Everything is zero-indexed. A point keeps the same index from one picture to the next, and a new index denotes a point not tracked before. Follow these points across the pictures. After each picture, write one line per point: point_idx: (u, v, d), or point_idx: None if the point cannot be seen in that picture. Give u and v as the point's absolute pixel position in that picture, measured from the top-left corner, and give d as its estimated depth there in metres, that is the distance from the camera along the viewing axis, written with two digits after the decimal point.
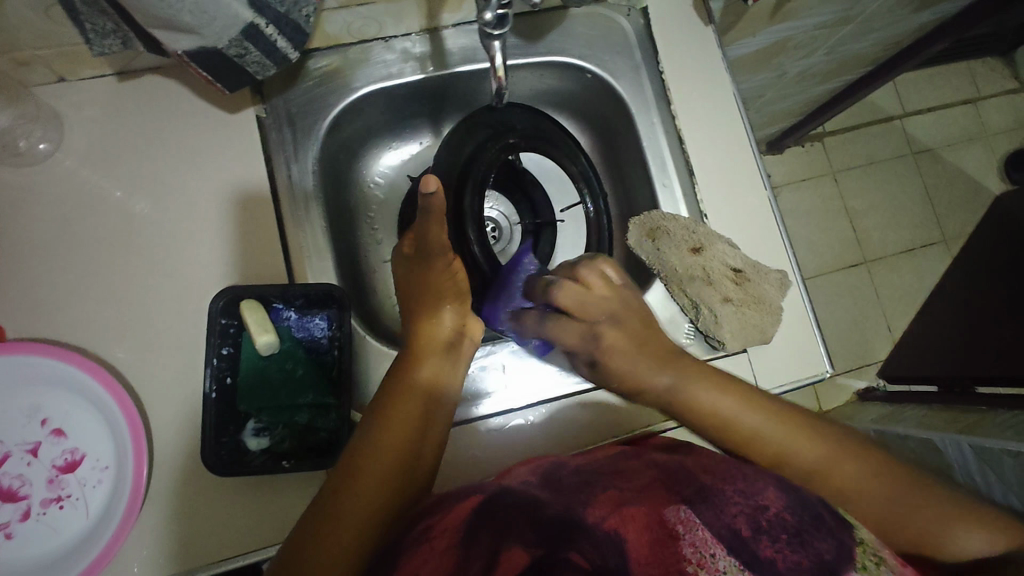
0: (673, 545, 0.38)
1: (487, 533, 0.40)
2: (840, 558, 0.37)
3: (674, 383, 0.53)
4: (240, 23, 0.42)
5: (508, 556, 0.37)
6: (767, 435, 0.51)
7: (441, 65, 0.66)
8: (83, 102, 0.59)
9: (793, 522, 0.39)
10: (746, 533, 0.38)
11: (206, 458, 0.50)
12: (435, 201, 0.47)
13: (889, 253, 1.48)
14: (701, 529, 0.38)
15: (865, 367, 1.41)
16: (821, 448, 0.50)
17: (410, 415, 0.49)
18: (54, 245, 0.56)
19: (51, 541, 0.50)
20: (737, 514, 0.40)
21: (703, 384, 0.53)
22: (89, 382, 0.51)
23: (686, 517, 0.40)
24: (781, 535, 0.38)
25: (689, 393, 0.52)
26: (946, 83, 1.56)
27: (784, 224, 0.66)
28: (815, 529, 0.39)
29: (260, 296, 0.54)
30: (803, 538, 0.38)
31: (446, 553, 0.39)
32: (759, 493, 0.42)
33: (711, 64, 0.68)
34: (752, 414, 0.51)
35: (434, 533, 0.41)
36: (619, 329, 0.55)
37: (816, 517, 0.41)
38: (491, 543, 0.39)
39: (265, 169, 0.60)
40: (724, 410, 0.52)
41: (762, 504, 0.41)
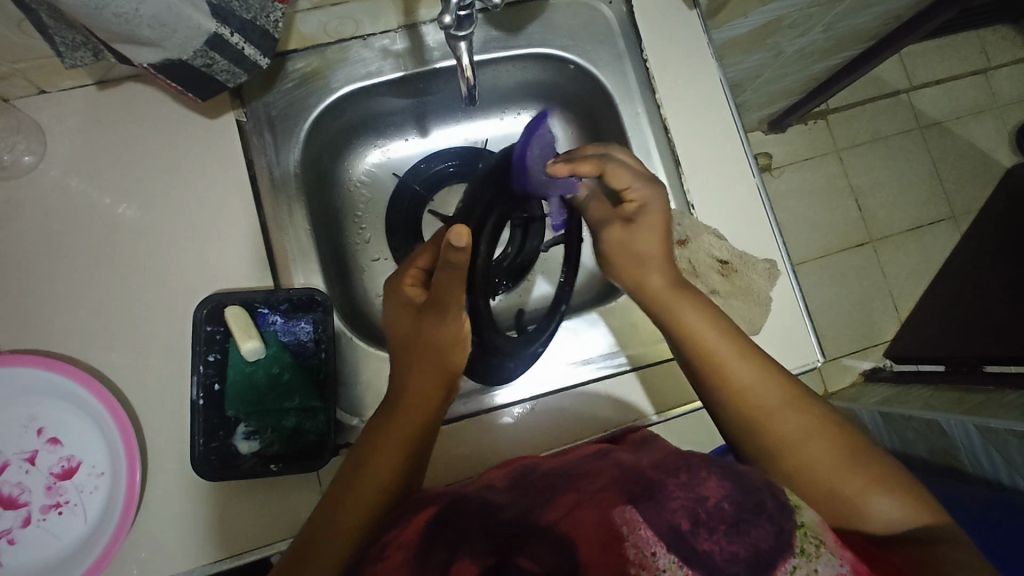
0: (619, 547, 0.38)
1: (439, 536, 0.42)
2: (775, 545, 0.37)
3: (659, 296, 0.55)
4: (203, 33, 0.42)
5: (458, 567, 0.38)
6: (728, 362, 0.52)
7: (419, 62, 0.65)
8: (64, 113, 0.59)
9: (731, 512, 0.39)
10: (685, 526, 0.38)
11: (196, 466, 0.51)
12: (462, 254, 0.46)
13: (894, 232, 1.45)
14: (644, 528, 0.38)
15: (871, 348, 1.39)
16: (774, 392, 0.51)
17: (417, 409, 0.52)
18: (41, 256, 0.57)
19: (51, 546, 0.52)
20: (678, 509, 0.39)
21: (688, 305, 0.54)
22: (80, 391, 0.53)
23: (632, 517, 0.39)
24: (718, 525, 0.38)
25: (675, 311, 0.54)
26: (953, 53, 1.51)
27: (773, 213, 0.65)
28: (752, 513, 0.39)
29: (244, 301, 0.54)
30: (739, 528, 0.38)
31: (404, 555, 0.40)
32: (699, 484, 0.41)
33: (696, 49, 0.67)
34: (727, 346, 0.52)
35: (388, 547, 0.42)
36: (651, 212, 0.56)
37: (756, 501, 0.40)
38: (445, 555, 0.40)
39: (247, 174, 0.60)
40: (696, 332, 0.53)
41: (700, 496, 0.40)
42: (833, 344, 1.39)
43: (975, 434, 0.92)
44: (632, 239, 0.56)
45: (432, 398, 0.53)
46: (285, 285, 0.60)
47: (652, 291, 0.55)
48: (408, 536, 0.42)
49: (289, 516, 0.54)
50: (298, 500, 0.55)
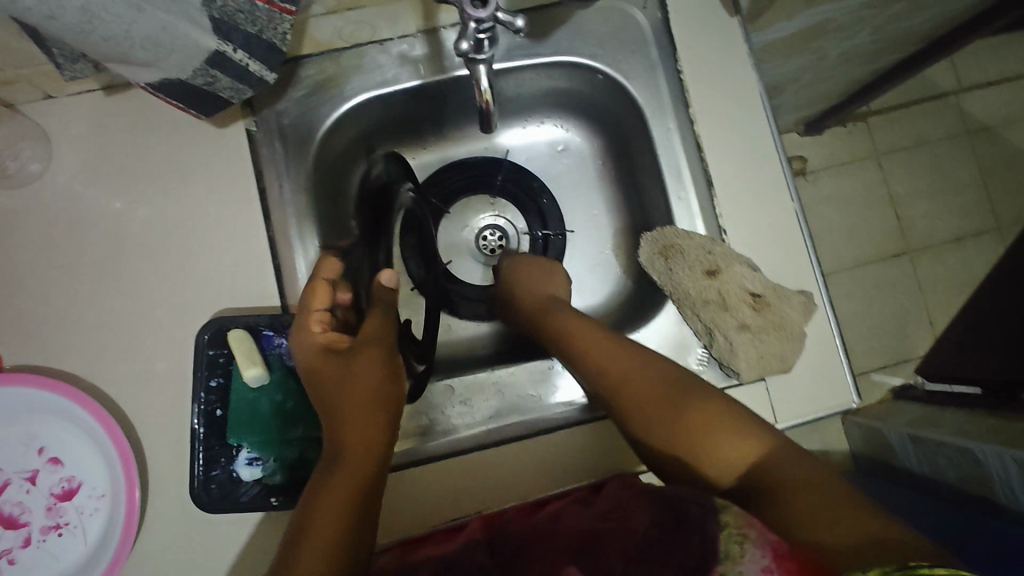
0: None
1: None
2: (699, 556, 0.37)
3: (577, 337, 0.56)
4: (202, 52, 0.39)
5: None
6: (634, 391, 0.51)
7: (438, 69, 0.61)
8: (71, 119, 0.57)
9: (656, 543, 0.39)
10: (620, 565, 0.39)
11: (195, 497, 0.49)
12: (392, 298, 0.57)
13: (934, 243, 1.38)
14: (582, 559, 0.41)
15: (902, 365, 1.33)
16: (662, 405, 0.49)
17: (361, 422, 0.48)
18: (46, 268, 0.56)
19: (51, 567, 0.51)
20: (611, 554, 0.40)
21: (601, 342, 0.55)
22: (81, 411, 0.51)
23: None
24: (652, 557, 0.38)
25: (589, 345, 0.55)
26: (1009, 53, 1.41)
27: (812, 240, 0.60)
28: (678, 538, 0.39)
29: (248, 325, 0.52)
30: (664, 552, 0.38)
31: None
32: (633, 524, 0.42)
33: (736, 60, 0.62)
34: (633, 369, 0.52)
35: None
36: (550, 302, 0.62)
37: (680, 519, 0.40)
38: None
39: (256, 186, 0.58)
40: (621, 380, 0.52)
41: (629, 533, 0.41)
42: (863, 359, 1.33)
43: (1012, 466, 0.85)
44: (539, 313, 0.60)
45: (379, 414, 0.49)
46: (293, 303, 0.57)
47: (577, 331, 0.57)
48: None
49: None
50: None
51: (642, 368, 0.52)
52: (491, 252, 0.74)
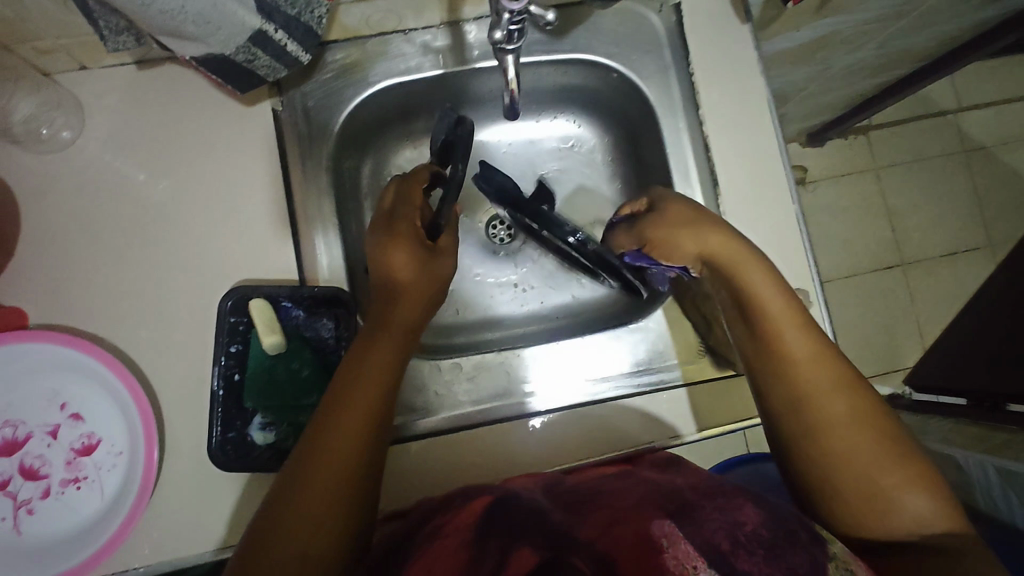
0: (658, 557, 0.38)
1: (496, 533, 0.41)
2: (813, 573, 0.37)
3: (768, 307, 0.50)
4: (246, 30, 0.41)
5: (518, 556, 0.38)
6: (814, 392, 0.47)
7: (460, 60, 0.64)
8: (104, 90, 0.59)
9: (768, 537, 0.39)
10: (725, 547, 0.38)
11: (213, 454, 0.52)
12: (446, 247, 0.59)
13: (927, 257, 1.41)
14: (683, 542, 0.38)
15: (890, 374, 1.37)
16: (825, 360, 0.48)
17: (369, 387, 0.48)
18: (74, 232, 0.58)
19: (68, 519, 0.53)
20: (717, 530, 0.40)
21: (793, 328, 0.49)
22: (104, 369, 0.53)
23: (670, 531, 0.40)
24: (758, 550, 0.38)
25: (776, 326, 0.50)
26: (1008, 76, 1.45)
27: (810, 242, 0.63)
28: (786, 542, 0.39)
29: (269, 295, 0.55)
30: (775, 554, 0.38)
31: (455, 551, 0.40)
32: (737, 511, 0.42)
33: (745, 65, 0.64)
34: (816, 366, 0.48)
35: (444, 528, 0.44)
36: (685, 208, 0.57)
37: (790, 531, 0.40)
38: (503, 544, 0.40)
39: (280, 163, 0.60)
40: (770, 305, 0.50)
41: (738, 520, 0.41)
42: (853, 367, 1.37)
43: (992, 472, 0.91)
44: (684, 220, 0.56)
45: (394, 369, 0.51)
46: (311, 280, 0.60)
47: (757, 294, 0.51)
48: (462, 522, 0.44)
49: None
50: None
51: (827, 366, 0.48)
52: (500, 241, 0.76)
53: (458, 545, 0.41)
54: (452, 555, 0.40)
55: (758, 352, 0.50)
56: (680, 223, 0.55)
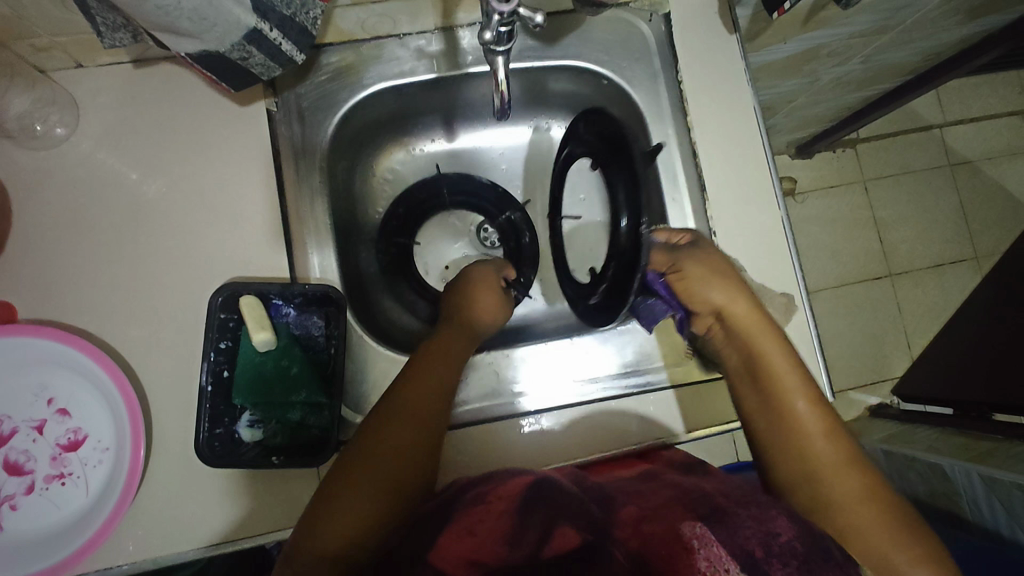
0: (689, 558, 0.38)
1: (541, 512, 0.42)
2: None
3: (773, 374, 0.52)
4: (241, 28, 0.42)
5: (561, 533, 0.40)
6: (823, 459, 0.49)
7: (454, 65, 0.65)
8: (100, 88, 0.60)
9: (803, 550, 0.39)
10: (759, 554, 0.38)
11: (200, 451, 0.51)
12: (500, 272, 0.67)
13: (914, 268, 1.43)
14: (715, 545, 0.38)
15: (878, 383, 1.38)
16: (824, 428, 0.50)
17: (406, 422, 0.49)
18: (65, 228, 0.58)
19: (52, 515, 0.52)
20: (750, 537, 0.39)
21: (803, 399, 0.51)
22: (92, 365, 0.53)
23: (701, 533, 0.39)
24: (791, 561, 0.38)
25: (786, 397, 0.51)
26: (992, 92, 1.48)
27: (796, 248, 0.64)
28: (822, 557, 0.39)
29: (259, 292, 0.55)
30: (811, 568, 0.37)
31: (498, 524, 0.42)
32: (772, 520, 0.41)
33: (733, 74, 0.66)
34: (822, 437, 0.50)
35: (488, 495, 0.46)
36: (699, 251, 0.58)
37: (825, 549, 0.40)
38: (546, 519, 0.42)
39: (274, 162, 0.60)
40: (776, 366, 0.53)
41: (773, 530, 0.40)
42: (842, 376, 1.38)
43: (978, 481, 0.92)
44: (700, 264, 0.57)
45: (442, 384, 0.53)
46: (301, 279, 0.60)
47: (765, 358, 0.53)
48: (507, 491, 0.46)
49: (286, 507, 0.54)
50: (297, 494, 0.55)
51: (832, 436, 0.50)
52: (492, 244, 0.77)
53: (503, 513, 0.43)
54: (497, 528, 0.42)
55: (763, 414, 0.52)
56: (709, 275, 0.57)
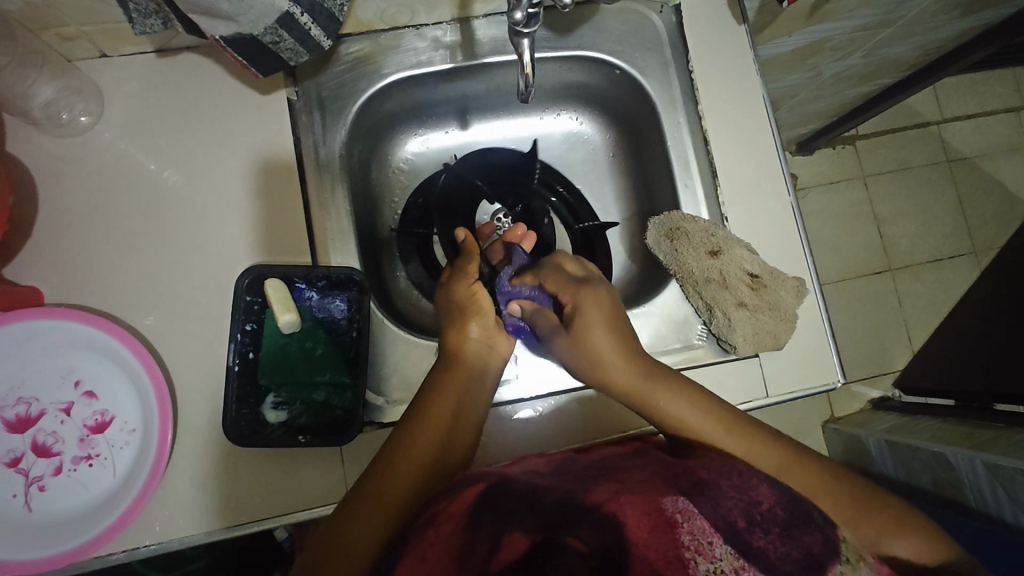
0: (672, 533, 0.37)
1: (488, 518, 0.41)
2: (826, 551, 0.38)
3: (694, 425, 0.53)
4: (275, 12, 0.43)
5: (510, 540, 0.38)
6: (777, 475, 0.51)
7: (470, 55, 0.66)
8: (124, 77, 0.61)
9: (784, 517, 0.40)
10: (741, 523, 0.38)
11: (227, 429, 0.52)
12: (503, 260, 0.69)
13: (914, 262, 1.44)
14: (699, 518, 0.38)
15: (881, 377, 1.38)
16: (758, 453, 0.52)
17: (432, 438, 0.53)
18: (89, 215, 0.59)
19: (79, 496, 0.53)
20: (733, 508, 0.40)
21: (726, 433, 0.53)
22: (119, 348, 0.54)
23: (685, 507, 0.39)
24: (773, 528, 0.39)
25: (712, 440, 0.52)
26: (989, 89, 1.51)
27: (805, 232, 0.65)
28: (802, 523, 0.40)
29: (284, 275, 0.56)
30: (792, 533, 0.39)
31: (447, 539, 0.40)
32: (752, 490, 0.42)
33: (743, 63, 0.67)
34: (766, 458, 0.52)
35: (438, 517, 0.43)
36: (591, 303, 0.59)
37: (805, 511, 0.41)
38: (495, 529, 0.40)
39: (294, 150, 0.61)
40: (685, 415, 0.54)
41: (754, 499, 0.41)
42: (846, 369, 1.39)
43: (982, 468, 0.93)
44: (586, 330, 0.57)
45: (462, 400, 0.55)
46: (323, 263, 0.61)
47: (678, 416, 0.54)
48: (456, 509, 0.43)
49: (310, 487, 0.55)
50: (320, 474, 0.55)
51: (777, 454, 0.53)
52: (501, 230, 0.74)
53: (452, 531, 0.41)
54: (446, 541, 0.40)
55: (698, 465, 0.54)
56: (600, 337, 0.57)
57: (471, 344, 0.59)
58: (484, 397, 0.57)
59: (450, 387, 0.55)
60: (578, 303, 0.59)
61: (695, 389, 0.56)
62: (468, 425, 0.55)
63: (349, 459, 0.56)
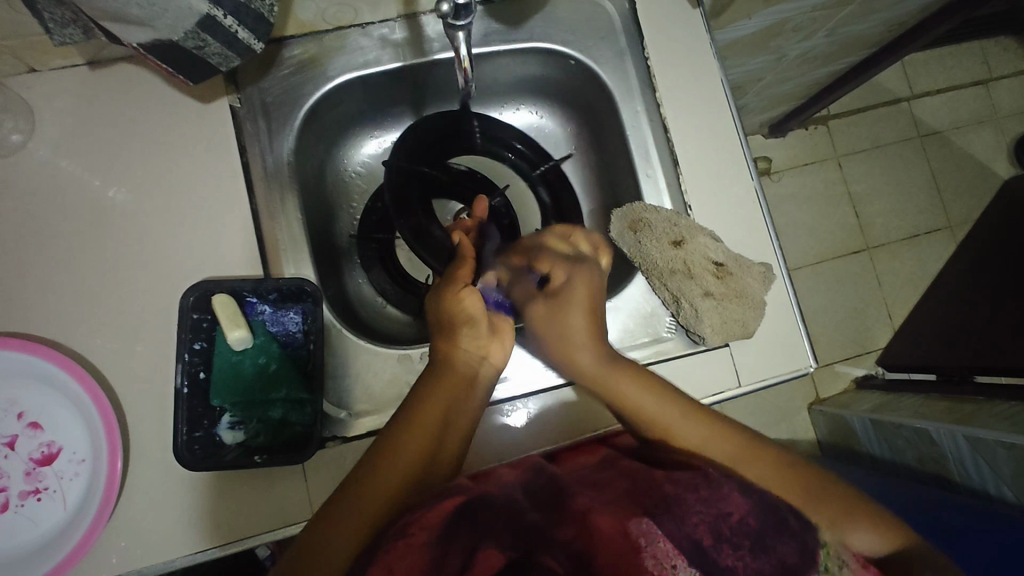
0: (637, 558, 0.36)
1: (466, 529, 0.39)
2: (801, 561, 0.37)
3: (644, 408, 0.53)
4: (194, 14, 0.42)
5: (485, 555, 0.36)
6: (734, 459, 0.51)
7: (419, 53, 0.64)
8: (55, 92, 0.58)
9: (757, 528, 0.39)
10: (707, 542, 0.37)
11: (179, 455, 0.50)
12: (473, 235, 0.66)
13: (891, 240, 1.44)
14: (662, 540, 0.37)
15: (864, 355, 1.38)
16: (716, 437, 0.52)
17: (413, 450, 0.49)
18: (25, 238, 0.56)
19: (29, 533, 0.51)
20: (699, 523, 0.39)
21: (680, 418, 0.53)
22: (62, 375, 0.52)
23: (649, 529, 0.38)
24: (743, 543, 0.37)
25: (667, 424, 0.52)
26: (955, 63, 1.51)
27: (770, 216, 0.64)
28: (774, 531, 0.39)
29: (232, 290, 0.54)
30: (763, 546, 0.37)
31: (420, 551, 0.38)
32: (722, 500, 0.41)
33: (699, 47, 0.66)
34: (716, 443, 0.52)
35: (411, 526, 0.41)
36: (578, 281, 0.58)
37: (782, 520, 0.40)
38: (470, 540, 0.38)
39: (239, 158, 0.59)
40: (640, 400, 0.54)
41: (722, 511, 0.40)
42: (828, 350, 1.38)
43: (964, 443, 0.92)
44: (566, 307, 0.57)
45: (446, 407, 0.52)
46: (276, 275, 0.59)
47: (629, 398, 0.54)
48: (432, 518, 0.41)
49: (272, 509, 0.53)
50: (282, 492, 0.53)
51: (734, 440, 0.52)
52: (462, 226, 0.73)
53: (425, 543, 0.39)
54: (419, 553, 0.38)
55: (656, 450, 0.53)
56: (578, 306, 0.57)
57: (461, 355, 0.56)
58: (472, 416, 0.54)
59: (435, 400, 0.52)
60: (569, 279, 0.58)
61: (650, 375, 0.56)
62: (455, 437, 0.52)
63: (313, 477, 0.54)
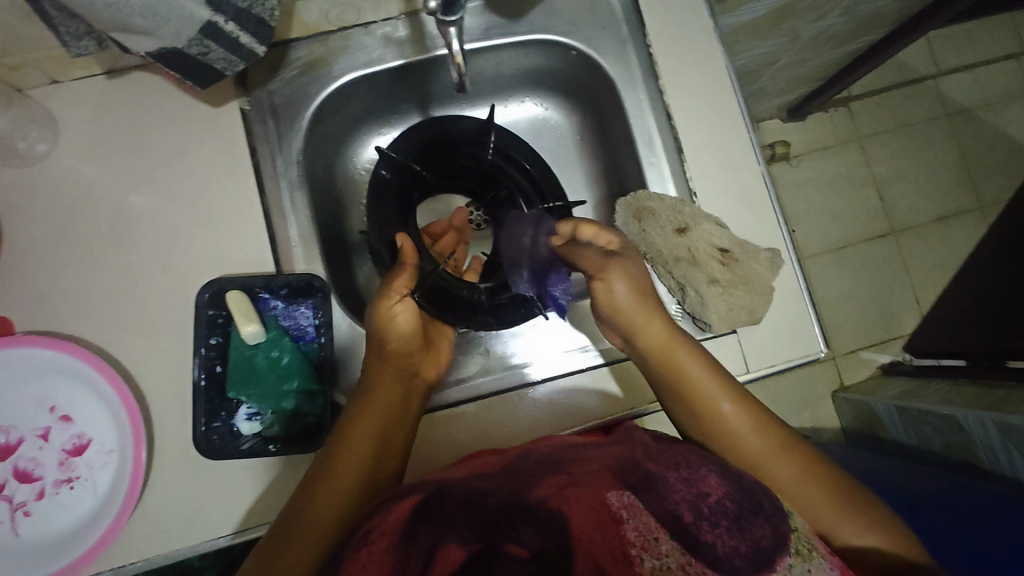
0: (616, 529, 0.38)
1: (428, 527, 0.39)
2: (774, 543, 0.38)
3: (700, 384, 0.55)
4: (195, 22, 0.43)
5: (446, 552, 0.37)
6: (766, 454, 0.52)
7: (422, 49, 0.65)
8: (76, 101, 0.61)
9: (734, 509, 0.39)
10: (689, 518, 0.38)
11: (197, 443, 0.54)
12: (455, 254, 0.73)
13: (917, 223, 1.40)
14: (646, 514, 0.38)
15: (889, 342, 1.35)
16: (753, 429, 0.54)
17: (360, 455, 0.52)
18: (52, 241, 0.59)
19: (62, 519, 0.54)
20: (681, 501, 0.39)
21: (729, 399, 0.55)
22: (90, 371, 0.55)
23: (631, 503, 0.39)
24: (721, 521, 0.38)
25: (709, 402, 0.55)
26: (985, 37, 1.45)
27: (778, 203, 0.64)
28: (749, 513, 0.40)
29: (245, 287, 0.57)
30: (740, 526, 0.38)
31: (381, 557, 0.38)
32: (701, 480, 0.41)
33: (702, 32, 0.65)
34: (755, 432, 0.53)
35: (372, 531, 0.40)
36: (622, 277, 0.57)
37: (754, 502, 0.41)
38: (434, 536, 0.39)
39: (251, 159, 0.61)
40: (695, 375, 0.56)
41: (703, 490, 0.40)
42: (851, 337, 1.35)
43: (992, 429, 0.89)
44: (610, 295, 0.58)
45: (386, 415, 0.54)
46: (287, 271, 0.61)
47: (692, 375, 0.56)
48: (391, 522, 0.40)
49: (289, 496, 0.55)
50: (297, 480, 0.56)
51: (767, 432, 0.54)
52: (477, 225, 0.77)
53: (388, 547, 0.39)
54: (381, 561, 0.38)
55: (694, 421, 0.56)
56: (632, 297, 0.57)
57: (392, 363, 0.56)
58: (413, 413, 0.56)
59: (374, 410, 0.54)
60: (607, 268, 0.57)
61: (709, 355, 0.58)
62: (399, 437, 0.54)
63: None
